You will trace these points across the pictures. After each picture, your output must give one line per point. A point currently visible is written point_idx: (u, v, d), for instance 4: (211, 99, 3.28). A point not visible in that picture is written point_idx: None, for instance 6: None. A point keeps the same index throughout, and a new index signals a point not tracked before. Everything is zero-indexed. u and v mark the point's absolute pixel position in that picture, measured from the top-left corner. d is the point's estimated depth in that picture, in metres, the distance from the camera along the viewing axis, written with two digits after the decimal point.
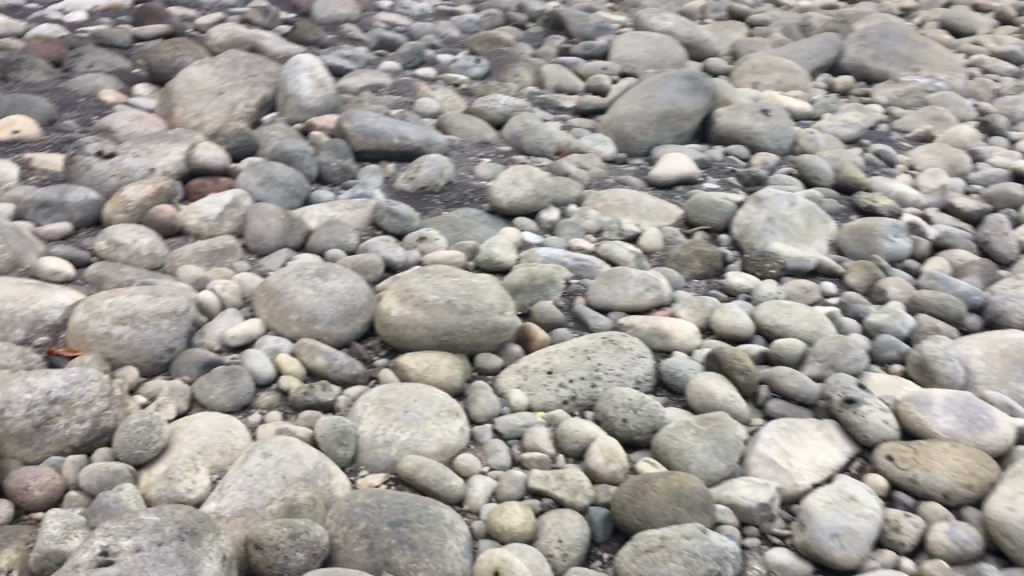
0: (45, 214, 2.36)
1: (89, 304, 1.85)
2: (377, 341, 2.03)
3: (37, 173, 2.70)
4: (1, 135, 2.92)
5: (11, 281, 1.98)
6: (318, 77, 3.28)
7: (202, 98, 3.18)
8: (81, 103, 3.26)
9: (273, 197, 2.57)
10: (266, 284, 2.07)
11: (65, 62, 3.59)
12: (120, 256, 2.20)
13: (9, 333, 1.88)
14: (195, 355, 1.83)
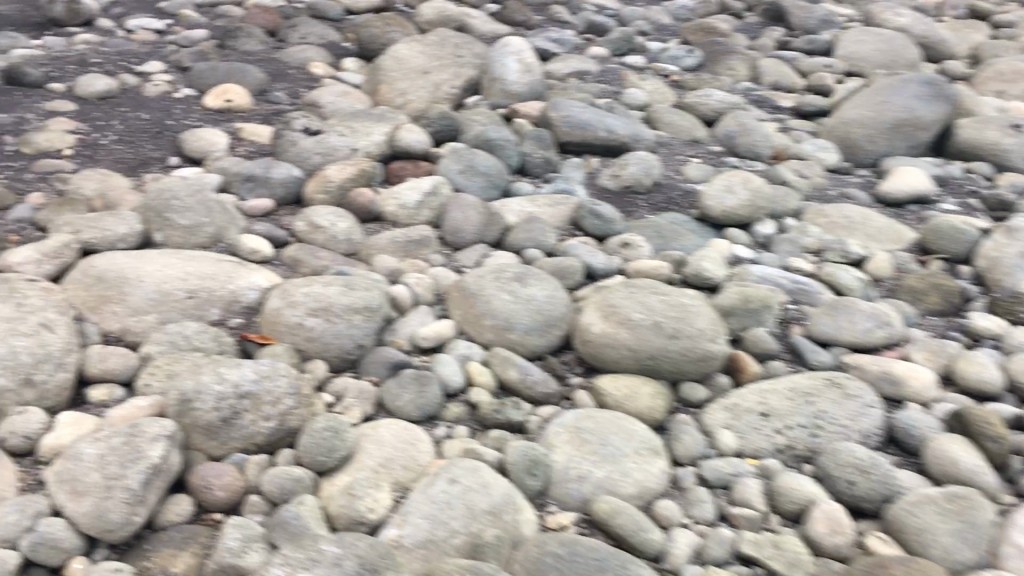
0: (249, 188, 2.34)
1: (285, 291, 1.78)
2: (572, 357, 1.87)
3: (245, 144, 2.71)
4: (214, 104, 2.96)
5: (212, 258, 1.96)
6: (526, 61, 3.15)
7: (408, 77, 3.12)
8: (291, 75, 3.27)
9: (473, 187, 2.46)
10: (461, 283, 1.94)
11: (280, 33, 3.63)
12: (317, 239, 2.15)
13: (205, 311, 1.85)
14: (383, 356, 1.74)
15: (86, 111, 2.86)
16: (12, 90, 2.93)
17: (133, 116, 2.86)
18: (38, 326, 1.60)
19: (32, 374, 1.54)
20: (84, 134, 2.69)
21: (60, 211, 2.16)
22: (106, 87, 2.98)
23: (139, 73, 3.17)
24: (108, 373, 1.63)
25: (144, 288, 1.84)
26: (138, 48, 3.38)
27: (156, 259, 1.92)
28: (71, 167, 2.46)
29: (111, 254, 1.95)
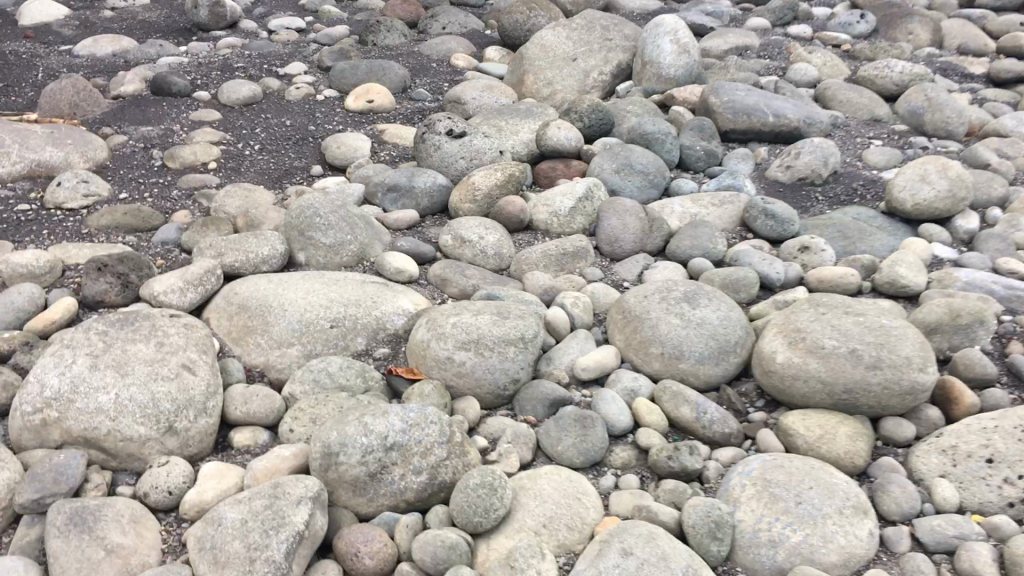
0: (392, 198, 2.22)
1: (433, 321, 1.64)
2: (751, 387, 1.65)
3: (387, 148, 2.60)
4: (356, 105, 2.85)
5: (357, 281, 1.86)
6: (683, 42, 2.88)
7: (555, 65, 2.94)
8: (434, 69, 3.14)
9: (630, 188, 2.26)
10: (623, 303, 1.75)
11: (420, 24, 3.51)
12: (464, 254, 2.00)
13: (350, 341, 1.73)
14: (541, 392, 1.58)
15: (231, 118, 2.81)
16: (160, 101, 2.90)
17: (276, 122, 2.79)
18: (180, 368, 1.50)
19: (174, 422, 1.45)
20: (229, 145, 2.64)
21: (205, 233, 2.08)
22: (251, 93, 2.92)
23: (283, 77, 3.11)
24: (252, 416, 1.53)
25: (287, 318, 1.73)
26: (281, 49, 3.32)
27: (299, 284, 1.82)
28: (216, 182, 2.40)
29: (254, 279, 1.86)
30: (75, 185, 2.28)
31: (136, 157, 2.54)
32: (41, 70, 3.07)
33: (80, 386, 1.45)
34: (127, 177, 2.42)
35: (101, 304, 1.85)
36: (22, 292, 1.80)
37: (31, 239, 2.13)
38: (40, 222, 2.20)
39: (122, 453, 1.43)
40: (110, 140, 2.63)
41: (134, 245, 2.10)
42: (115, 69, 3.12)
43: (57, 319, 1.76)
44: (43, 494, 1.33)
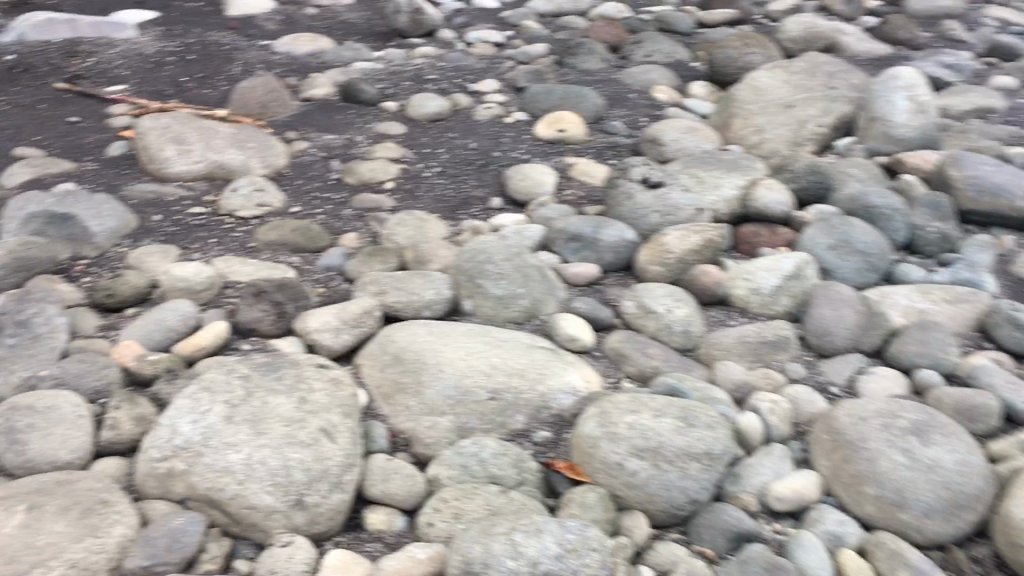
0: (574, 248, 2.00)
1: (605, 415, 1.41)
2: (987, 553, 1.33)
3: (574, 185, 2.38)
4: (545, 133, 2.66)
5: (523, 345, 1.66)
6: (920, 100, 2.57)
7: (767, 111, 2.62)
8: (632, 100, 2.90)
9: (845, 268, 1.94)
10: (832, 420, 1.46)
11: (623, 48, 3.27)
12: (647, 326, 1.76)
13: (508, 418, 1.53)
14: (725, 521, 1.31)
15: (414, 134, 2.67)
16: (347, 108, 2.81)
17: (460, 143, 2.63)
18: (318, 434, 1.35)
19: (304, 495, 1.29)
20: (409, 163, 2.49)
21: (369, 264, 1.95)
22: (438, 108, 2.78)
23: (474, 93, 2.95)
24: (390, 497, 1.35)
25: (442, 380, 1.55)
26: (476, 63, 3.17)
27: (460, 342, 1.64)
28: (390, 204, 2.26)
29: (414, 326, 1.71)
30: (249, 194, 2.21)
31: (314, 167, 2.44)
32: (237, 64, 3.04)
33: (212, 439, 1.33)
34: (302, 189, 2.32)
35: (253, 331, 1.72)
36: (176, 310, 1.72)
37: (197, 245, 2.04)
38: (210, 228, 2.12)
39: (245, 520, 1.28)
40: (292, 146, 2.54)
41: (297, 266, 1.97)
42: (309, 69, 3.05)
43: (206, 345, 1.65)
44: (155, 562, 1.21)
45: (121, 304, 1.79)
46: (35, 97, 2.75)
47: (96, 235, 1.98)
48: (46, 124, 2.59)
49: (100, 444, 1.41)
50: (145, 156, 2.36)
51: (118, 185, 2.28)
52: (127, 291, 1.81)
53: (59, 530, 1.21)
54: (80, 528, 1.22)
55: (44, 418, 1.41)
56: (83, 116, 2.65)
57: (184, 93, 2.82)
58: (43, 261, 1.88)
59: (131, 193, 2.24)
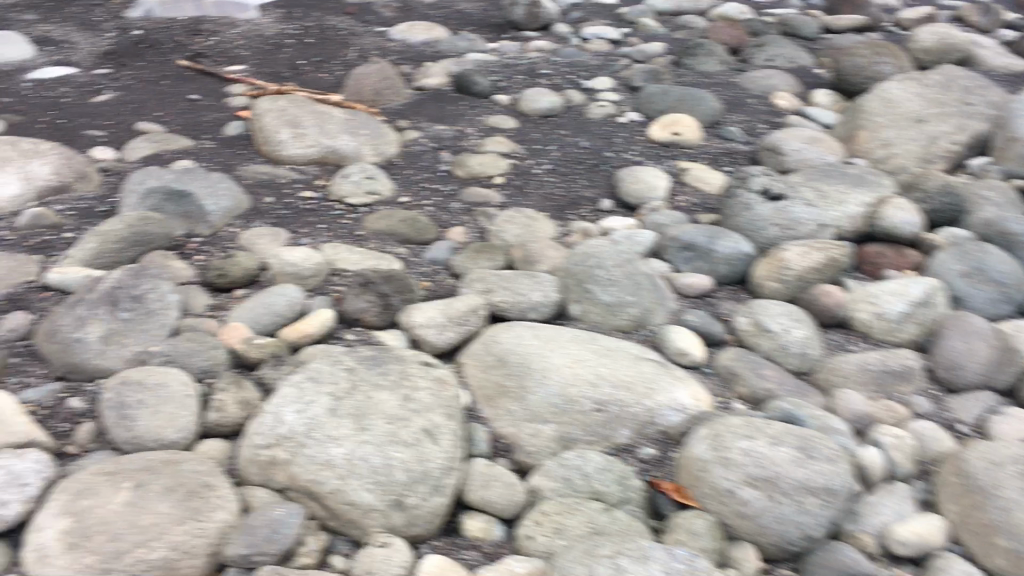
0: (686, 257, 1.93)
1: (718, 438, 1.35)
2: None
3: (688, 191, 2.31)
4: (660, 135, 2.59)
5: (631, 355, 1.60)
6: None
7: (897, 124, 2.50)
8: (751, 105, 2.80)
9: (978, 297, 1.83)
10: (962, 460, 1.37)
11: (744, 51, 3.17)
12: (761, 345, 1.69)
13: (613, 431, 1.48)
14: (841, 561, 1.25)
15: (525, 129, 2.63)
16: (459, 99, 2.79)
17: (571, 141, 2.58)
18: (421, 434, 1.32)
19: (403, 496, 1.26)
20: (519, 159, 2.46)
21: (476, 260, 1.92)
22: (551, 104, 2.73)
23: (587, 89, 2.90)
24: (489, 504, 1.32)
25: (547, 387, 1.51)
26: (591, 60, 3.11)
27: (567, 348, 1.60)
28: (499, 200, 2.23)
29: (520, 328, 1.67)
30: (359, 181, 2.21)
31: (424, 157, 2.43)
32: (353, 49, 3.05)
33: (315, 431, 1.31)
34: (411, 179, 2.31)
35: (357, 321, 1.71)
36: (284, 295, 1.72)
37: (307, 230, 2.04)
38: (320, 213, 2.12)
39: (343, 515, 1.26)
40: (404, 135, 2.54)
41: (404, 257, 1.96)
42: (424, 57, 3.04)
43: (312, 332, 1.65)
44: (252, 552, 1.20)
45: (230, 285, 1.80)
46: (158, 73, 2.80)
47: (210, 214, 2.00)
48: (167, 101, 2.64)
49: (206, 425, 1.42)
50: (261, 137, 2.38)
51: (234, 165, 2.31)
52: (238, 273, 1.82)
53: (163, 511, 1.21)
54: (184, 510, 1.22)
55: (154, 395, 1.42)
56: (203, 94, 2.69)
57: (300, 76, 2.84)
58: (160, 237, 1.89)
59: (246, 173, 2.27)
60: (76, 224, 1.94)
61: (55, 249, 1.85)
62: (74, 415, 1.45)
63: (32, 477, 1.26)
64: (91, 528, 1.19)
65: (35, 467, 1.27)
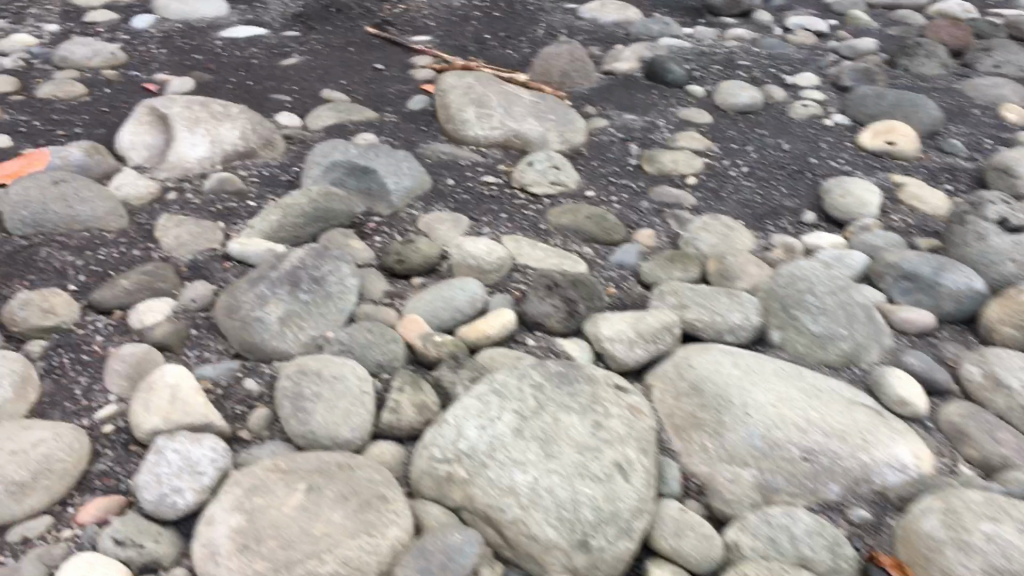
0: (904, 287, 1.73)
1: (953, 514, 1.18)
2: None
3: (903, 210, 2.08)
4: (872, 143, 2.36)
5: (843, 399, 1.43)
6: None
7: None
8: (975, 116, 2.52)
9: None
10: None
11: (967, 54, 2.87)
12: (994, 401, 1.48)
13: (820, 485, 1.31)
14: None
15: (721, 125, 2.45)
16: (651, 88, 2.63)
17: (771, 142, 2.38)
18: (612, 469, 1.20)
19: (589, 537, 1.14)
20: (713, 158, 2.28)
21: (668, 269, 1.77)
22: (750, 100, 2.54)
23: (789, 86, 2.68)
24: (681, 555, 1.18)
25: (749, 427, 1.36)
26: (795, 53, 2.89)
27: (771, 383, 1.44)
28: (691, 203, 2.08)
29: (717, 353, 1.52)
30: (545, 170, 2.10)
31: (612, 149, 2.29)
32: (542, 26, 2.93)
33: (498, 452, 1.21)
34: (599, 172, 2.18)
35: (539, 325, 1.60)
36: (465, 290, 1.62)
37: (488, 219, 1.94)
38: (501, 201, 2.02)
39: (521, 547, 1.15)
40: (591, 122, 2.40)
41: (590, 258, 1.83)
42: (614, 40, 2.89)
43: (491, 334, 1.55)
44: None
45: (409, 272, 1.72)
46: (346, 39, 2.73)
47: (392, 193, 1.93)
48: (353, 69, 2.57)
49: (380, 426, 1.34)
50: (444, 114, 2.29)
51: (415, 142, 2.23)
52: (418, 259, 1.73)
53: (337, 521, 1.13)
54: (357, 523, 1.13)
55: (330, 388, 1.34)
56: (387, 64, 2.62)
57: (486, 51, 2.74)
58: (342, 213, 1.81)
59: (428, 152, 2.18)
60: (259, 193, 1.90)
61: (237, 217, 1.81)
62: (248, 399, 1.39)
63: (208, 465, 1.19)
64: (264, 531, 1.11)
65: (211, 455, 1.21)
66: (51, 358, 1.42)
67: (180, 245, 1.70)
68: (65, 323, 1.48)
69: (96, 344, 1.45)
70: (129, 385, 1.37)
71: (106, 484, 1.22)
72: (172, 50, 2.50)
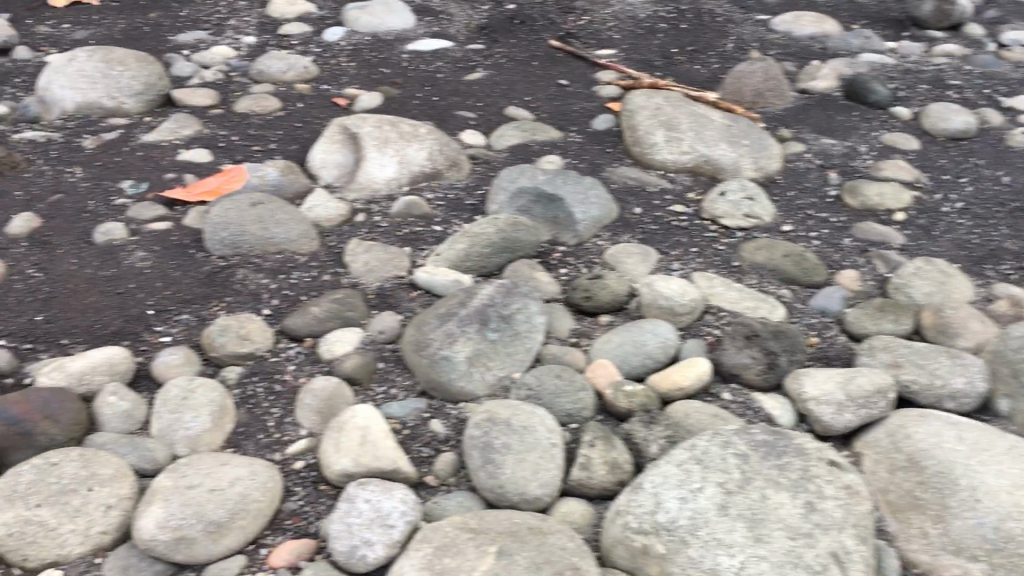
0: None
1: None
2: None
3: None
4: None
5: None
6: None
7: None
8: None
9: None
10: None
11: None
12: None
13: None
14: None
15: (930, 153, 2.26)
16: (850, 108, 2.45)
17: (988, 173, 2.18)
18: (828, 559, 1.10)
19: None
20: (923, 191, 2.10)
21: (877, 320, 1.63)
22: (963, 126, 2.33)
23: (1007, 110, 2.45)
24: None
25: (979, 516, 1.23)
26: (1013, 72, 2.63)
27: (1003, 465, 1.29)
28: (899, 241, 1.91)
29: (940, 423, 1.37)
30: (738, 201, 1.97)
31: (809, 177, 2.14)
32: (732, 39, 2.78)
33: (702, 530, 1.12)
34: (795, 204, 2.04)
35: (736, 377, 1.50)
36: (657, 333, 1.54)
37: (678, 252, 1.84)
38: (691, 233, 1.91)
39: None
40: (786, 147, 2.26)
41: (788, 302, 1.71)
42: (810, 54, 2.71)
43: (686, 385, 1.46)
44: None
45: (597, 309, 1.65)
46: (529, 53, 2.64)
47: (578, 223, 1.84)
48: (538, 84, 2.46)
49: (569, 482, 1.28)
50: (631, 136, 2.18)
51: (600, 164, 2.12)
52: (606, 296, 1.66)
53: None
54: None
55: (520, 439, 1.29)
56: (571, 80, 2.49)
57: (673, 67, 2.61)
58: (528, 244, 1.76)
59: (613, 176, 2.08)
60: (444, 217, 1.87)
61: (423, 244, 1.79)
62: (434, 441, 1.36)
63: (398, 519, 1.17)
64: None
65: (401, 508, 1.18)
66: (245, 386, 1.43)
67: (368, 271, 1.69)
68: (259, 350, 1.49)
69: (287, 374, 1.46)
70: (320, 420, 1.37)
71: (297, 524, 1.22)
72: (361, 63, 2.50)
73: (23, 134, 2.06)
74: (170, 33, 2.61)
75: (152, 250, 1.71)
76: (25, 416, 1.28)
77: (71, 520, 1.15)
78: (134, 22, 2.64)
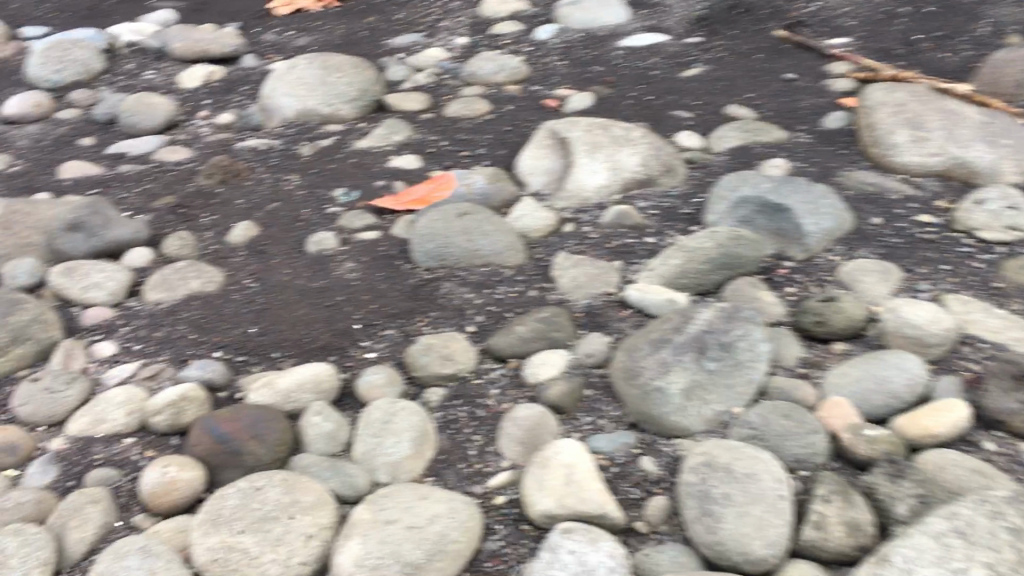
0: None
1: None
2: None
3: None
4: None
5: None
6: None
7: None
8: None
9: None
10: None
11: None
12: None
13: None
14: None
15: None
16: None
17: None
18: None
19: None
20: None
21: None
22: None
23: None
24: None
25: None
26: None
27: None
28: None
29: None
30: (999, 211, 1.71)
31: None
32: (988, 20, 2.45)
33: None
34: None
35: (1000, 424, 1.28)
36: (903, 370, 1.35)
37: (925, 271, 1.62)
38: (942, 248, 1.67)
39: None
40: None
41: None
42: None
43: (939, 432, 1.26)
44: None
45: (829, 335, 1.47)
46: (752, 45, 2.44)
47: (807, 235, 1.66)
48: (761, 78, 2.27)
49: (799, 542, 1.14)
50: (868, 136, 1.96)
51: (833, 168, 1.91)
52: (841, 321, 1.47)
53: None
54: None
55: (743, 489, 1.16)
56: (799, 73, 2.29)
57: (916, 56, 2.34)
58: (751, 258, 1.60)
59: (848, 181, 1.86)
60: (658, 228, 1.74)
61: (635, 256, 1.67)
62: (645, 482, 1.25)
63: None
64: None
65: (609, 564, 1.09)
66: (447, 410, 1.37)
67: (577, 287, 1.60)
68: (463, 371, 1.43)
69: (490, 399, 1.39)
70: (523, 452, 1.29)
71: (497, 567, 1.14)
72: (573, 62, 2.41)
73: (247, 142, 2.10)
74: (386, 37, 2.62)
75: (361, 261, 1.70)
76: (234, 435, 1.28)
77: (274, 549, 1.13)
78: (353, 28, 2.68)
